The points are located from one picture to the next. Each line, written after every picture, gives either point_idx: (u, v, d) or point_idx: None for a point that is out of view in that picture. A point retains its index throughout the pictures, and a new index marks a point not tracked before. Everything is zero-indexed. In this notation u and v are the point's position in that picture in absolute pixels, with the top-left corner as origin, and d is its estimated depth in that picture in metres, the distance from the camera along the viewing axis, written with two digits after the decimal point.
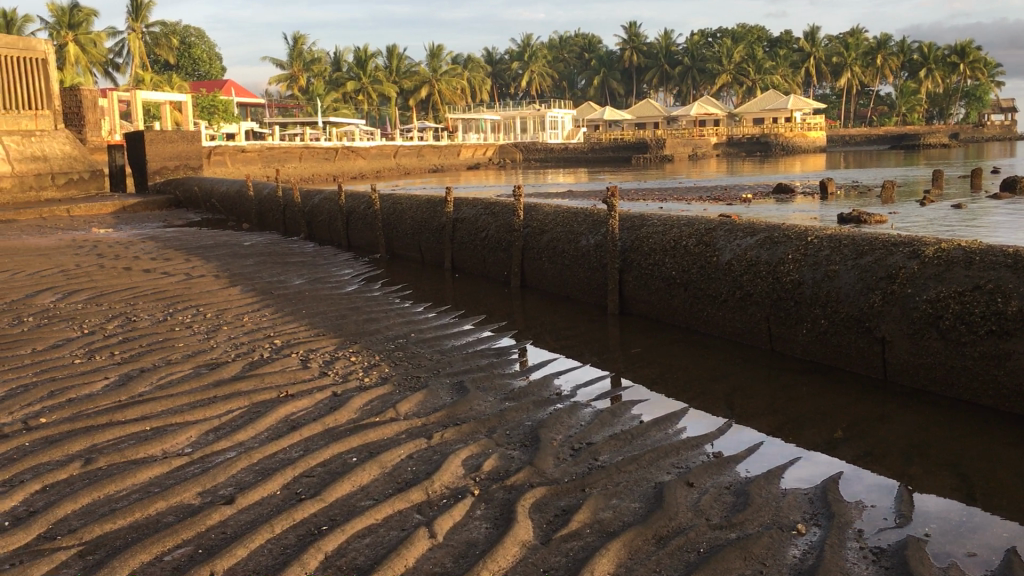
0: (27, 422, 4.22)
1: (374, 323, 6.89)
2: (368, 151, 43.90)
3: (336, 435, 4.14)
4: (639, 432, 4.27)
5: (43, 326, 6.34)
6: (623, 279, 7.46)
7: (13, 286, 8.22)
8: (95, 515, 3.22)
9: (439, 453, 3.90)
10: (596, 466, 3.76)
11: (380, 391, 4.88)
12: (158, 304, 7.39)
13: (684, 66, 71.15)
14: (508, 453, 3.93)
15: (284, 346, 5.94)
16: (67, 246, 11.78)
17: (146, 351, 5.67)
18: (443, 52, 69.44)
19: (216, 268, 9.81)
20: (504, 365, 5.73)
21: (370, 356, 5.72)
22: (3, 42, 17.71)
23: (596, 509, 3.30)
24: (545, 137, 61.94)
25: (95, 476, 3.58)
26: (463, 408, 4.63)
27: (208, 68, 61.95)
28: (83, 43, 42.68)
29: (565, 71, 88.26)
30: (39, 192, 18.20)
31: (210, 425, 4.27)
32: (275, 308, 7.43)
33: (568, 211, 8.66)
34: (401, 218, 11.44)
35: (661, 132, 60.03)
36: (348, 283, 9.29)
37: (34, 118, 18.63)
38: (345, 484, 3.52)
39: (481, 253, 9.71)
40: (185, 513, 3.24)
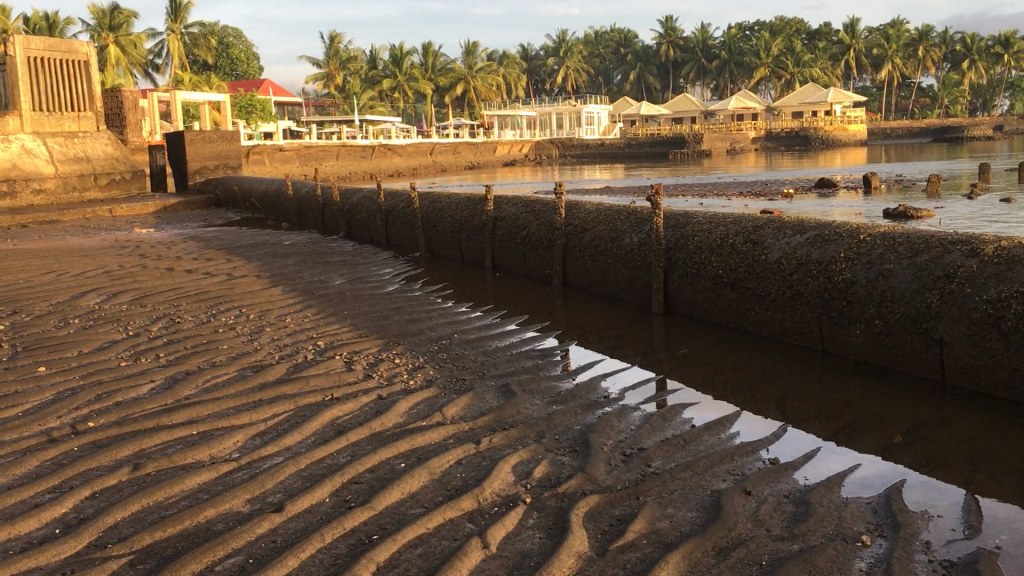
0: (75, 427, 4.22)
1: (416, 324, 6.84)
2: (404, 149, 44.02)
3: (383, 440, 4.09)
4: (692, 437, 4.17)
5: (89, 328, 6.37)
6: (667, 278, 7.34)
7: (59, 287, 8.28)
8: (145, 522, 3.19)
9: (488, 459, 3.83)
10: (649, 473, 3.67)
11: (426, 395, 4.82)
12: (201, 305, 7.41)
13: (722, 60, 70.53)
14: (558, 459, 3.85)
15: (327, 347, 5.91)
16: (111, 247, 11.89)
17: (191, 353, 5.67)
18: (479, 48, 69.45)
19: (258, 268, 9.83)
20: (550, 367, 5.64)
21: (415, 358, 5.67)
22: (44, 45, 17.96)
23: (652, 518, 3.21)
24: (582, 133, 61.75)
25: (143, 483, 3.55)
26: (511, 412, 4.56)
27: (246, 68, 62.56)
28: (124, 45, 43.27)
29: (601, 66, 88.00)
30: (83, 193, 18.43)
31: (256, 429, 4.24)
32: (318, 308, 7.41)
33: (610, 208, 8.55)
34: (441, 216, 11.39)
35: (698, 127, 59.55)
36: (389, 283, 9.26)
37: (77, 120, 18.90)
38: (394, 492, 3.47)
39: (522, 252, 9.63)
40: (235, 521, 3.20)
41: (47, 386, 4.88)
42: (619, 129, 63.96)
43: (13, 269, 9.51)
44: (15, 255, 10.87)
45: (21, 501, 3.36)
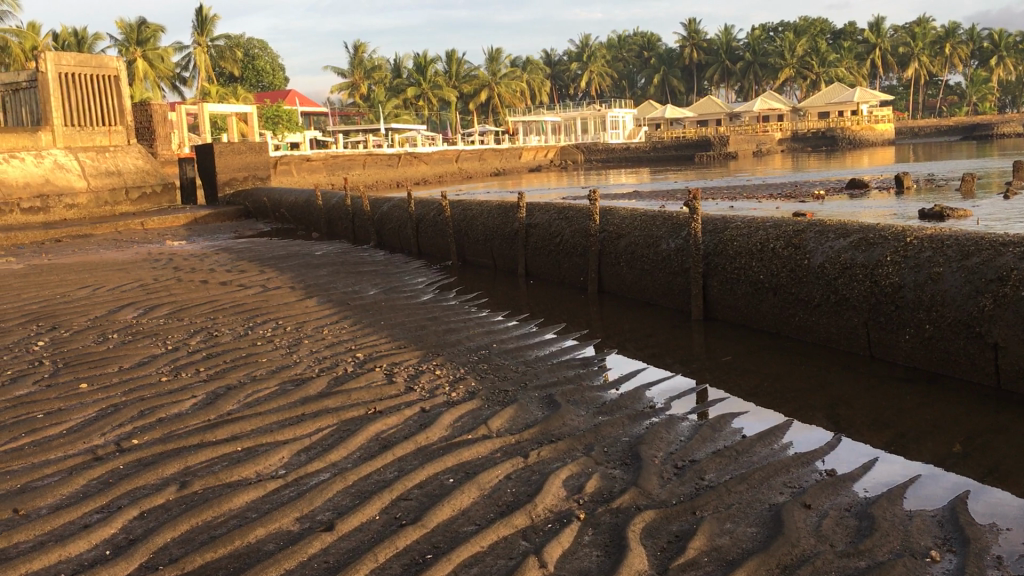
0: (120, 444, 4.20)
1: (454, 334, 6.78)
2: (430, 157, 44.13)
3: (430, 455, 4.03)
4: (744, 448, 4.07)
5: (128, 343, 6.37)
6: (706, 283, 7.24)
7: (96, 301, 8.32)
8: (196, 543, 3.15)
9: (538, 473, 3.76)
10: (704, 487, 3.58)
11: (469, 407, 4.76)
12: (238, 318, 7.39)
13: (746, 61, 70.16)
14: (609, 472, 3.77)
15: (366, 359, 5.86)
16: (144, 260, 11.96)
17: (231, 367, 5.64)
18: (502, 55, 69.56)
19: (291, 279, 9.82)
20: (593, 376, 5.56)
21: (455, 369, 5.61)
22: (76, 61, 18.19)
23: (712, 534, 3.12)
24: (607, 137, 61.65)
25: (191, 501, 3.52)
26: (556, 423, 4.48)
27: (272, 79, 63.03)
28: (152, 59, 43.78)
29: (625, 70, 87.89)
30: (114, 207, 18.48)
31: (301, 444, 4.19)
32: (354, 319, 7.37)
33: (645, 214, 8.47)
34: (472, 223, 11.35)
35: (723, 129, 59.23)
36: (423, 292, 9.23)
37: (108, 134, 19.08)
38: (445, 508, 3.40)
39: (556, 259, 9.57)
40: (286, 541, 3.15)
41: (89, 403, 4.86)
42: (644, 133, 63.72)
43: (49, 283, 9.58)
44: (51, 269, 10.96)
45: (71, 522, 3.33)
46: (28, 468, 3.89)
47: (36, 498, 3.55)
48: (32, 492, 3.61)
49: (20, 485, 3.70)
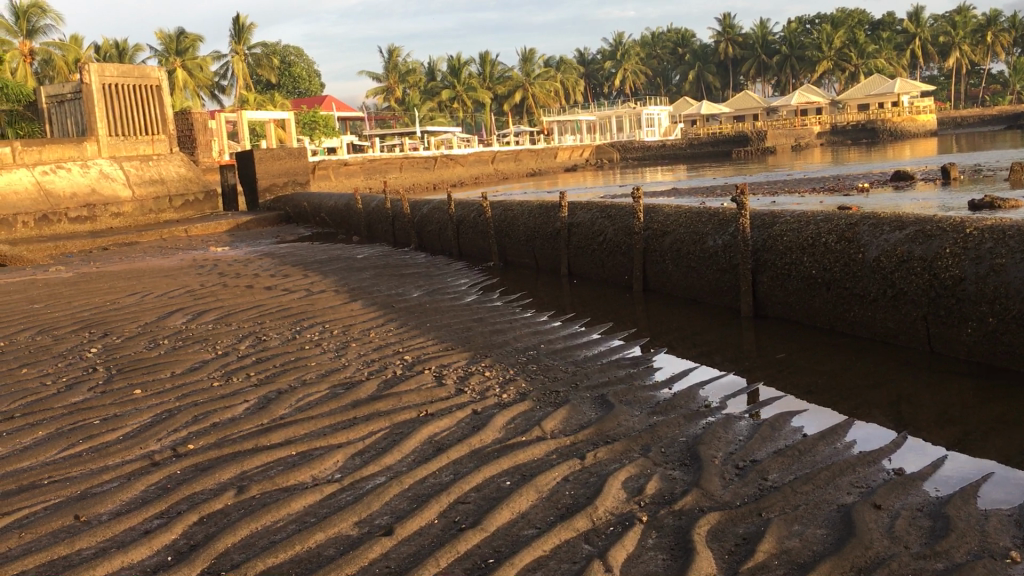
0: (176, 449, 4.21)
1: (501, 335, 6.73)
2: (466, 158, 44.19)
3: (485, 457, 3.98)
4: (807, 447, 3.98)
5: (179, 348, 6.41)
6: (756, 280, 7.12)
7: (146, 308, 8.41)
8: (257, 548, 3.13)
9: (596, 475, 3.70)
10: (768, 488, 3.50)
11: (521, 408, 4.71)
12: (285, 322, 7.41)
13: (782, 55, 69.43)
14: (669, 474, 3.69)
15: (415, 362, 5.84)
16: (190, 266, 12.08)
17: (280, 371, 5.65)
18: (536, 55, 69.53)
19: (335, 283, 9.84)
20: (644, 375, 5.49)
21: (505, 370, 5.56)
22: (119, 71, 18.47)
23: (780, 537, 3.05)
24: (642, 135, 61.37)
25: (249, 506, 3.50)
26: (611, 424, 4.41)
27: (308, 85, 63.62)
28: (191, 69, 44.49)
29: (659, 67, 87.51)
30: (159, 215, 18.64)
31: (355, 447, 4.17)
32: (400, 322, 7.36)
33: (690, 211, 8.36)
34: (513, 224, 11.30)
35: (761, 123, 58.68)
36: (466, 293, 9.20)
37: (151, 143, 19.34)
38: (504, 511, 3.35)
39: (599, 258, 9.49)
40: (346, 546, 3.12)
41: (144, 408, 4.88)
42: (680, 130, 63.27)
43: (99, 291, 9.70)
44: (100, 277, 11.11)
45: (131, 528, 3.33)
46: (87, 474, 3.91)
47: (96, 504, 3.56)
48: (92, 498, 3.62)
49: (81, 491, 3.71)
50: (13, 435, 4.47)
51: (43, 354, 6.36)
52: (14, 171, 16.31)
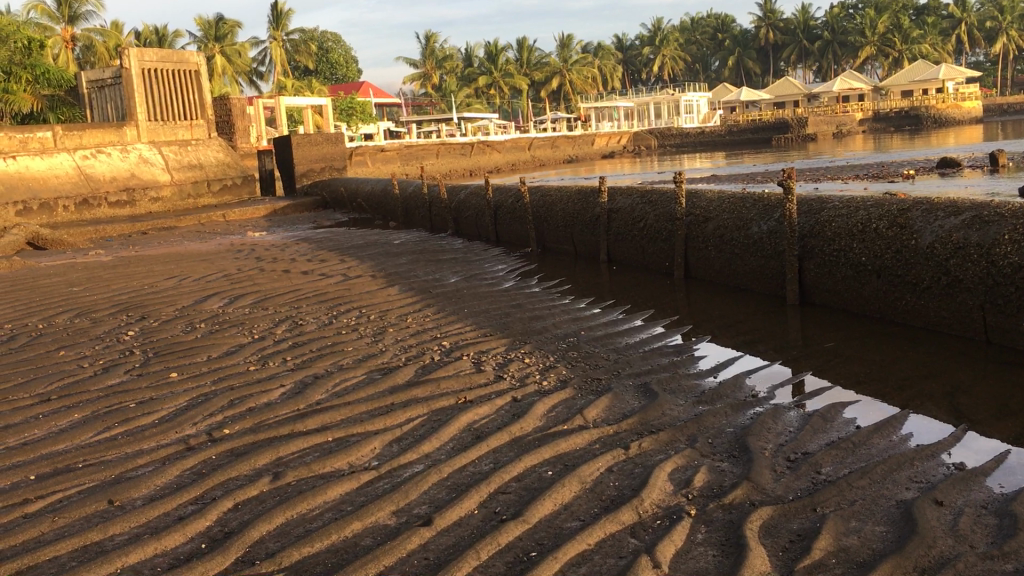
0: (211, 434, 4.15)
1: (540, 322, 6.61)
2: (503, 145, 44.07)
3: (526, 446, 3.87)
4: (862, 440, 3.82)
5: (216, 332, 6.36)
6: (802, 267, 6.93)
7: (183, 291, 8.40)
8: (292, 537, 3.05)
9: (641, 466, 3.57)
10: (823, 482, 3.35)
11: (562, 396, 4.59)
12: (321, 307, 7.35)
13: (824, 40, 68.37)
14: (717, 465, 3.56)
15: (453, 348, 5.73)
16: (227, 251, 12.10)
17: (317, 356, 5.57)
18: (573, 42, 69.17)
19: (372, 268, 9.78)
20: (688, 364, 5.34)
21: (545, 357, 5.44)
22: (158, 56, 18.56)
23: (838, 534, 2.91)
24: (680, 122, 60.82)
25: (284, 493, 3.42)
26: (655, 413, 4.27)
27: (346, 71, 63.81)
28: (229, 55, 44.85)
29: (698, 53, 86.60)
30: (198, 200, 18.55)
31: (393, 435, 4.08)
32: (437, 307, 7.26)
33: (733, 196, 8.17)
34: (552, 210, 11.15)
35: (801, 110, 57.92)
36: (504, 280, 9.08)
37: (189, 128, 19.44)
38: (546, 503, 3.24)
39: (639, 244, 9.33)
40: (384, 535, 3.03)
41: (180, 392, 4.84)
42: (719, 116, 62.60)
43: (139, 274, 9.73)
44: (139, 261, 11.17)
45: (166, 514, 3.27)
46: (122, 458, 3.86)
47: (130, 488, 3.50)
48: (126, 483, 3.56)
49: (116, 475, 3.66)
50: (50, 417, 4.44)
51: (81, 336, 6.35)
52: (55, 156, 16.58)
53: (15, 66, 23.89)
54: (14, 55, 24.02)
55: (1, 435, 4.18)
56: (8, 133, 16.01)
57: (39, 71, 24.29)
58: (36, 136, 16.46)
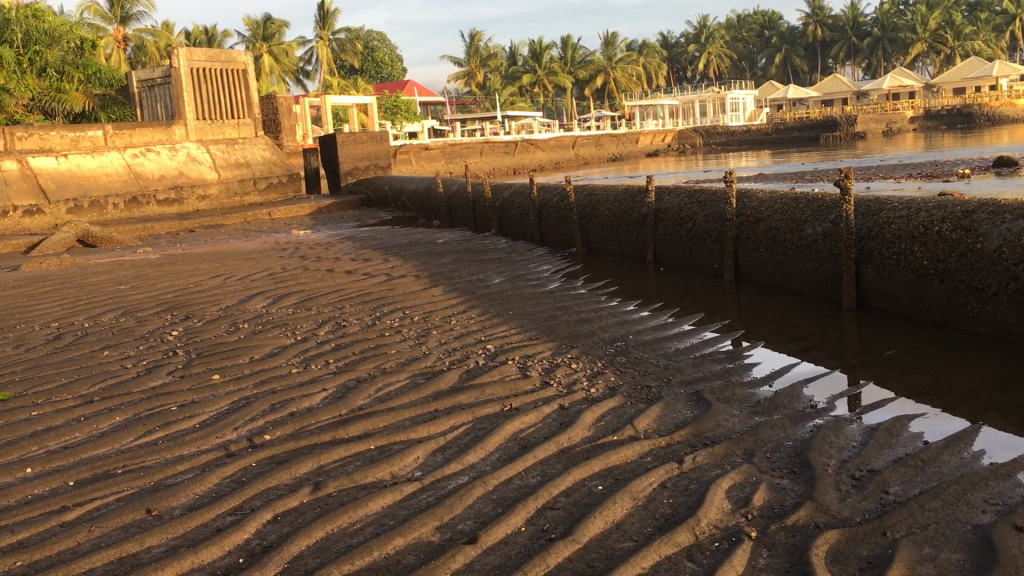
0: (252, 440, 4.06)
1: (587, 325, 6.44)
2: (547, 144, 43.90)
3: (574, 458, 3.72)
4: (931, 457, 3.60)
5: (259, 333, 6.29)
6: (860, 270, 6.68)
7: (227, 290, 8.36)
8: (332, 552, 2.93)
9: (696, 482, 3.40)
10: (892, 503, 3.15)
11: (611, 405, 4.43)
12: (365, 307, 7.26)
13: (874, 37, 67.14)
14: (776, 483, 3.37)
15: (499, 352, 5.59)
16: (272, 249, 12.10)
17: (360, 359, 5.46)
18: (617, 39, 68.74)
19: (415, 268, 9.67)
20: (742, 371, 5.14)
21: (592, 363, 5.27)
22: (206, 56, 18.72)
23: (911, 562, 2.73)
24: (726, 120, 60.13)
25: (325, 505, 3.31)
26: (710, 425, 4.09)
27: (390, 70, 64.07)
28: (276, 54, 45.32)
29: (745, 50, 85.63)
30: (243, 198, 18.67)
31: (436, 443, 3.95)
32: (482, 309, 7.13)
33: (786, 196, 7.92)
34: (597, 209, 10.95)
35: (851, 108, 56.95)
36: (550, 280, 8.92)
37: (236, 127, 19.55)
38: (597, 521, 3.08)
39: (687, 245, 9.11)
40: (427, 554, 2.90)
41: (221, 395, 4.76)
42: (765, 114, 61.80)
43: (184, 273, 9.74)
44: (185, 258, 11.22)
45: (204, 525, 3.17)
46: (161, 465, 3.77)
47: (168, 497, 3.41)
48: (165, 491, 3.47)
49: (155, 483, 3.58)
50: (91, 420, 4.39)
51: (125, 336, 6.32)
52: (105, 155, 16.77)
53: (68, 66, 24.33)
54: (67, 55, 24.52)
55: (42, 437, 4.13)
56: (60, 131, 16.18)
57: (91, 71, 24.73)
58: (88, 134, 16.61)
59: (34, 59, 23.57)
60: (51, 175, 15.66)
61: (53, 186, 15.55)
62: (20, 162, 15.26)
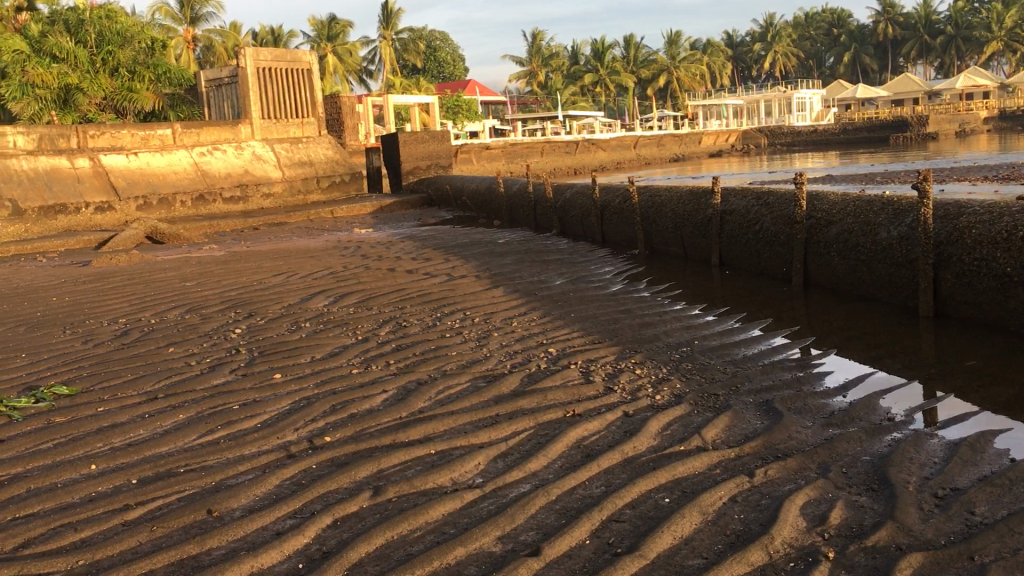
0: (313, 441, 4.03)
1: (650, 329, 6.30)
2: (608, 143, 43.64)
3: (639, 468, 3.60)
4: (1019, 475, 3.41)
5: (320, 332, 6.29)
6: (938, 276, 6.44)
7: (290, 289, 8.40)
8: (393, 561, 2.87)
9: (769, 497, 3.26)
10: (980, 525, 2.98)
11: (678, 413, 4.30)
12: (426, 308, 7.21)
13: (947, 35, 65.34)
14: (854, 500, 3.22)
15: (561, 355, 5.49)
16: (334, 247, 12.17)
17: (420, 360, 5.41)
18: (681, 38, 68.06)
19: (476, 268, 9.62)
20: (814, 380, 4.96)
21: (657, 369, 5.14)
22: (273, 55, 18.92)
23: None
24: (792, 120, 59.08)
25: (385, 511, 3.25)
26: (782, 436, 3.94)
27: (452, 69, 64.35)
28: (341, 54, 45.90)
29: (812, 49, 84.08)
30: (306, 196, 18.82)
31: (498, 449, 3.87)
32: (543, 311, 7.03)
33: (859, 198, 7.67)
34: (661, 211, 10.78)
35: (921, 108, 55.53)
36: (612, 283, 8.79)
37: (300, 126, 19.76)
38: (665, 535, 2.97)
39: (754, 248, 8.90)
40: (489, 565, 2.82)
41: (283, 395, 4.75)
42: (833, 114, 60.58)
43: (248, 270, 9.83)
44: (248, 256, 11.32)
45: (264, 528, 3.14)
46: (223, 464, 3.76)
47: (229, 498, 3.39)
48: (226, 492, 3.45)
49: (216, 482, 3.56)
50: (155, 417, 4.40)
51: (190, 332, 6.37)
52: (174, 153, 17.10)
53: (139, 65, 24.81)
54: (138, 55, 24.88)
55: (107, 434, 4.15)
56: (131, 129, 16.54)
57: (161, 71, 25.08)
58: (157, 133, 16.98)
59: (106, 59, 24.53)
60: (122, 172, 16.08)
61: (123, 184, 15.94)
62: (92, 160, 15.77)
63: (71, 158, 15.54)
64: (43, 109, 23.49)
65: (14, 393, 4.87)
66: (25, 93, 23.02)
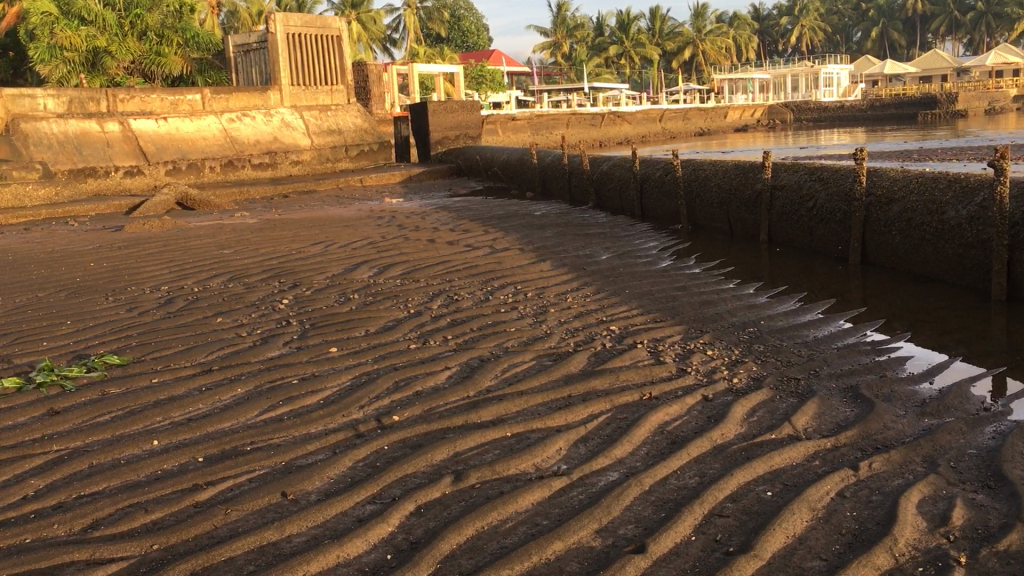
0: (381, 420, 3.85)
1: (712, 308, 6.07)
2: (634, 116, 43.11)
3: (732, 458, 3.40)
4: None
5: (370, 305, 6.09)
6: (1012, 259, 6.18)
7: (331, 259, 8.19)
8: (488, 554, 2.70)
9: (879, 493, 3.06)
10: None
11: (761, 398, 4.09)
12: (474, 281, 7.00)
13: (978, 11, 63.95)
14: (972, 498, 3.01)
15: (625, 334, 5.28)
16: (368, 217, 11.92)
17: (480, 336, 5.23)
18: (707, 11, 66.90)
19: (518, 240, 9.39)
20: (895, 366, 4.73)
21: (729, 351, 4.92)
22: (302, 21, 18.75)
23: None
24: (820, 95, 58.20)
25: (471, 498, 3.07)
26: (878, 426, 3.73)
27: (476, 39, 63.53)
28: (364, 21, 45.36)
29: (839, 23, 82.56)
30: (335, 164, 18.57)
31: (577, 433, 3.68)
32: (597, 286, 6.82)
33: (921, 173, 7.38)
34: (705, 184, 10.50)
35: (950, 86, 54.56)
36: (660, 259, 8.53)
37: (329, 93, 19.50)
38: (775, 534, 2.78)
39: (807, 224, 8.64)
40: (593, 562, 2.65)
41: (341, 369, 4.57)
42: (860, 90, 59.61)
43: (285, 239, 9.60)
44: (283, 224, 11.10)
45: (343, 513, 2.96)
46: (290, 443, 3.58)
47: (302, 480, 3.21)
48: (298, 473, 3.27)
49: (287, 462, 3.39)
50: (212, 390, 4.22)
51: (236, 302, 6.19)
52: (203, 119, 16.91)
53: (168, 29, 24.60)
54: (167, 18, 24.74)
55: (166, 408, 3.98)
56: (160, 94, 16.40)
57: (189, 35, 24.82)
58: (186, 99, 16.80)
59: (135, 22, 24.15)
60: (151, 137, 15.92)
61: (152, 149, 15.79)
62: (121, 124, 15.62)
63: (101, 121, 15.41)
64: (71, 71, 23.58)
65: (64, 361, 4.71)
66: (53, 55, 23.13)
